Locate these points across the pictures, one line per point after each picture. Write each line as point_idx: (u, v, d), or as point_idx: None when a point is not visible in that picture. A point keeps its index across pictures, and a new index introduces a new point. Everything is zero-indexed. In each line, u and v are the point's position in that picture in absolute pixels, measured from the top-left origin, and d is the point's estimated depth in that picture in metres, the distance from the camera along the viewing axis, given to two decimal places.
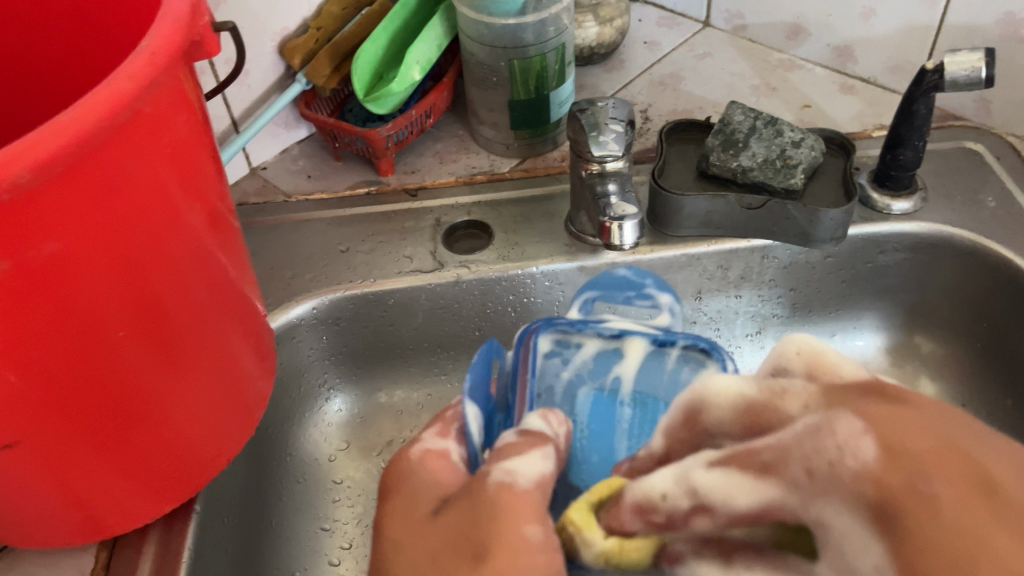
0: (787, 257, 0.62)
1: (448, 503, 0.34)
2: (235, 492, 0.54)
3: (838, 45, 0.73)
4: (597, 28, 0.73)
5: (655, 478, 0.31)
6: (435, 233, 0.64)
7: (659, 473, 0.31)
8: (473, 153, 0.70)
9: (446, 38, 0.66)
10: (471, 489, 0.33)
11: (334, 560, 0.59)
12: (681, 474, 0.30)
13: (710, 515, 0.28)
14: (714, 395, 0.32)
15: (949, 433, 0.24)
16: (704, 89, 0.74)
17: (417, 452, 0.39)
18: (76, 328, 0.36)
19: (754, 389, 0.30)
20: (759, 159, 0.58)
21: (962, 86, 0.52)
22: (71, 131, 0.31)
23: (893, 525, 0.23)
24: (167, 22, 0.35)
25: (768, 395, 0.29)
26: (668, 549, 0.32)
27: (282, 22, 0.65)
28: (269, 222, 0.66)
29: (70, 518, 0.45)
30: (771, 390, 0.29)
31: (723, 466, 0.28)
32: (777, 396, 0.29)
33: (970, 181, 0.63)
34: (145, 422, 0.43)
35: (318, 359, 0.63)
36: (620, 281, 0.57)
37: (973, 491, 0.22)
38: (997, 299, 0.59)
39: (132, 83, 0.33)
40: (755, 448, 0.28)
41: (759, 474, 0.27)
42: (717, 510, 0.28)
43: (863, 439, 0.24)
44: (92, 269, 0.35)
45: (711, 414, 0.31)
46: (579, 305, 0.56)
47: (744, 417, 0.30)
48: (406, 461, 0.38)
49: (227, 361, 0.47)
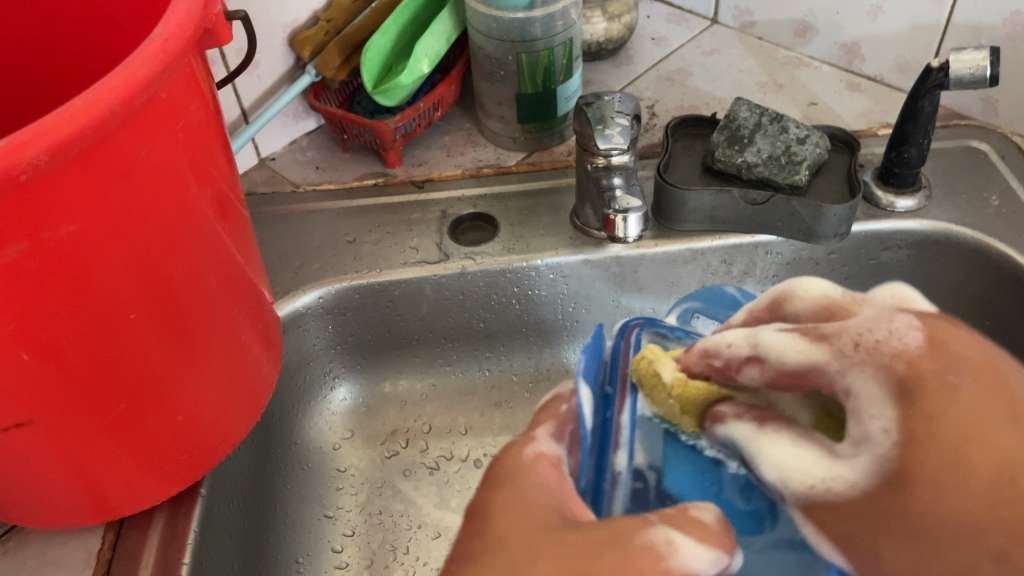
0: (790, 253, 0.63)
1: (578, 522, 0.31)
2: (241, 477, 0.55)
3: (845, 44, 0.73)
4: (605, 24, 0.74)
5: (727, 333, 0.40)
6: (441, 225, 0.64)
7: (732, 330, 0.39)
8: (480, 146, 0.70)
9: (455, 32, 0.67)
10: (614, 525, 0.30)
11: (337, 547, 0.60)
12: (751, 333, 0.38)
13: (759, 365, 0.37)
14: (804, 292, 0.39)
15: (993, 355, 0.29)
16: (711, 84, 0.74)
17: (531, 452, 0.36)
18: (89, 310, 0.37)
19: (838, 294, 0.38)
20: (764, 155, 0.58)
21: (967, 84, 0.52)
22: (87, 115, 0.31)
23: (911, 397, 0.29)
24: (180, 9, 0.36)
25: (849, 301, 0.37)
26: (714, 411, 0.40)
27: (292, 14, 0.66)
28: (277, 212, 0.67)
29: (79, 497, 0.46)
30: (853, 298, 0.37)
31: (788, 331, 0.36)
32: (857, 303, 0.36)
33: (976, 179, 0.63)
34: (155, 404, 0.43)
35: (324, 348, 0.63)
36: (726, 298, 0.57)
37: (995, 390, 0.28)
38: (1000, 297, 0.59)
39: (144, 70, 0.33)
40: (822, 326, 0.35)
41: (815, 340, 0.34)
42: (768, 361, 0.36)
43: (912, 332, 0.31)
44: (106, 251, 0.36)
45: (792, 304, 0.39)
46: (678, 315, 0.56)
47: (822, 310, 0.37)
48: (518, 456, 0.36)
49: (235, 346, 0.48)
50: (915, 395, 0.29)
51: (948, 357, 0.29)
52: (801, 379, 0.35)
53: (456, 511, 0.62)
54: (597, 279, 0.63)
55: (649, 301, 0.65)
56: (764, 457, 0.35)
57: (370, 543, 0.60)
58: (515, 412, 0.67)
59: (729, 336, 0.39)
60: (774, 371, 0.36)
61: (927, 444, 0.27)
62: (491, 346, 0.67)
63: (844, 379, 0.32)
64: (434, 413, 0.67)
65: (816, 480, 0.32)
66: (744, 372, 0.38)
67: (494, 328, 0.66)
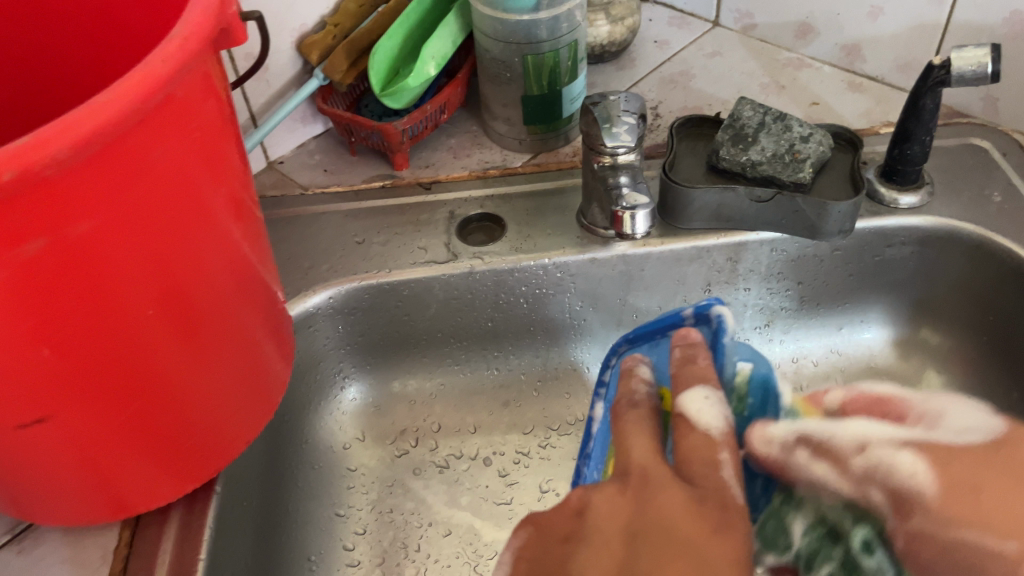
0: (795, 250, 0.63)
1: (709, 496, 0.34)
2: (255, 475, 0.56)
3: (846, 44, 0.74)
4: (608, 27, 0.75)
5: (777, 428, 0.46)
6: (448, 226, 0.65)
7: (778, 428, 0.46)
8: (486, 148, 0.71)
9: (461, 35, 0.67)
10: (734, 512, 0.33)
11: (348, 545, 0.60)
12: (850, 389, 0.47)
13: (861, 390, 0.47)
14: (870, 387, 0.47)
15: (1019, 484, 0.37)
16: (714, 86, 0.75)
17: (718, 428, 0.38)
18: (108, 306, 0.37)
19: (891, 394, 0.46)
20: (768, 153, 0.59)
21: (968, 80, 0.54)
22: (107, 112, 0.32)
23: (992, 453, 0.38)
24: (196, 9, 0.36)
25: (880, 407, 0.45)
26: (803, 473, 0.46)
27: (301, 18, 0.67)
28: (287, 214, 0.67)
29: (96, 495, 0.46)
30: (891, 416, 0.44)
31: (853, 419, 0.44)
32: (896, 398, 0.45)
33: (978, 177, 0.64)
34: (171, 400, 0.44)
35: (334, 349, 0.64)
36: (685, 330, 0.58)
37: (986, 446, 0.39)
38: (1004, 293, 0.60)
39: (163, 68, 0.34)
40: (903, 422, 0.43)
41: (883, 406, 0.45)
42: (862, 389, 0.47)
43: (905, 452, 0.40)
44: (125, 247, 0.37)
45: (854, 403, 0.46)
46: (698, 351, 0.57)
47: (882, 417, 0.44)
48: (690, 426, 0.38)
49: (248, 345, 0.49)
50: (1001, 444, 0.39)
51: (955, 457, 0.39)
52: (873, 405, 0.45)
53: (467, 509, 0.62)
54: (605, 278, 0.64)
55: (655, 299, 0.66)
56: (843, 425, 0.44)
57: (381, 541, 0.61)
58: (524, 412, 0.68)
59: (791, 429, 0.45)
60: (858, 396, 0.46)
61: (975, 475, 0.38)
62: (499, 346, 0.67)
63: (871, 456, 0.41)
64: (443, 413, 0.67)
65: (904, 433, 0.42)
66: (828, 397, 0.48)
67: (503, 328, 0.66)
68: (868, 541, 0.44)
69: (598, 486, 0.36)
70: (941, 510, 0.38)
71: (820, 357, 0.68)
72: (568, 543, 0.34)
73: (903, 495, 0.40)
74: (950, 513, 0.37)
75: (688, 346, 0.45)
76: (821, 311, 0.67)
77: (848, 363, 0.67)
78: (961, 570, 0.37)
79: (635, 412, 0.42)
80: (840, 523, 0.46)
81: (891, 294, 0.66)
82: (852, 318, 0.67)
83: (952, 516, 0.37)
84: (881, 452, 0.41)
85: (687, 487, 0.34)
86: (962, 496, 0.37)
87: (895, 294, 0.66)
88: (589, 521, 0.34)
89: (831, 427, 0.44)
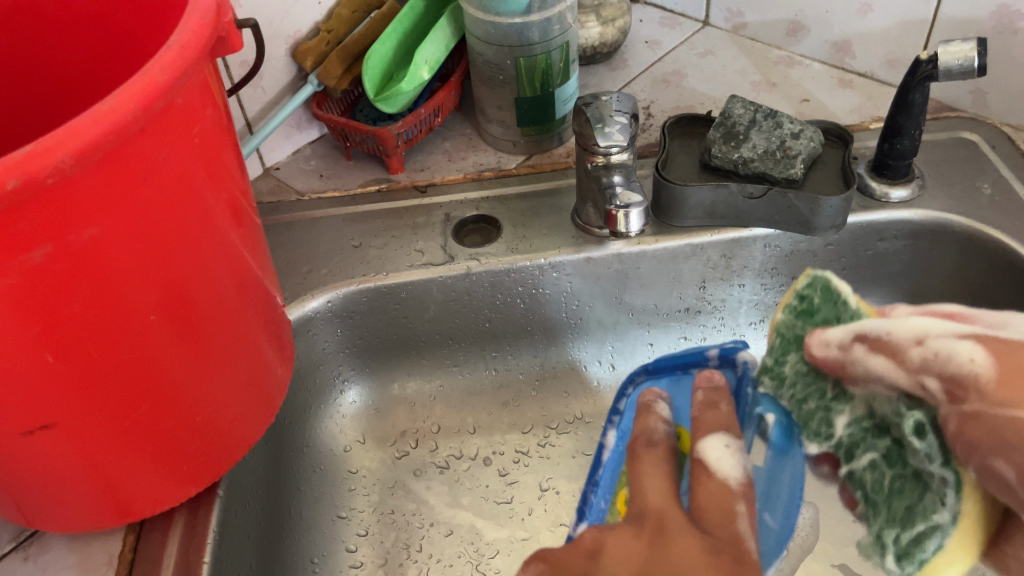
0: (788, 245, 0.63)
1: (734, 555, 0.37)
2: (258, 479, 0.56)
3: (836, 41, 0.75)
4: (599, 28, 0.75)
5: (836, 331, 0.48)
6: (445, 228, 0.66)
7: (838, 330, 0.47)
8: (480, 150, 0.72)
9: (454, 39, 0.68)
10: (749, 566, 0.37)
11: (351, 547, 0.61)
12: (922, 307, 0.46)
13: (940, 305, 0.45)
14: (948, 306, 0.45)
15: None
16: (706, 85, 0.76)
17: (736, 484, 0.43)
18: (112, 312, 0.38)
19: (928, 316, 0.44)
20: (760, 150, 0.60)
21: (955, 74, 0.54)
22: (109, 119, 0.33)
23: None
24: (194, 17, 0.37)
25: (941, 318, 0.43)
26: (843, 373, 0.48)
27: (295, 25, 0.67)
28: (283, 220, 0.68)
29: (102, 501, 0.47)
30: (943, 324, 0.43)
31: (923, 317, 0.44)
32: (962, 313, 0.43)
33: (968, 169, 0.65)
34: (176, 405, 0.44)
35: (334, 352, 0.64)
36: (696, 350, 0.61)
37: None
38: (996, 283, 0.60)
39: (164, 76, 0.35)
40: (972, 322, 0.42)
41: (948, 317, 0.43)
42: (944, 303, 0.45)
43: (969, 344, 0.40)
44: (129, 253, 0.37)
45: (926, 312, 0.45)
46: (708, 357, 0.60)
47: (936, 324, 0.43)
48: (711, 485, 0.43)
49: (250, 349, 0.49)
50: None
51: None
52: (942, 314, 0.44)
53: (468, 509, 0.63)
54: (601, 277, 0.64)
55: (651, 297, 0.66)
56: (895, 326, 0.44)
57: (383, 542, 0.61)
58: (523, 411, 0.68)
59: (839, 333, 0.47)
60: (925, 311, 0.45)
61: None
62: (497, 346, 0.68)
63: (929, 350, 0.41)
64: (443, 414, 0.68)
65: (968, 330, 0.41)
66: (896, 310, 0.47)
67: (500, 328, 0.66)
68: (919, 423, 0.43)
69: (610, 529, 0.39)
70: (997, 391, 0.37)
71: None
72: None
73: (958, 380, 0.39)
74: (1004, 394, 0.37)
75: (710, 390, 0.50)
76: None
77: None
78: (1005, 446, 0.36)
79: (650, 454, 0.47)
80: (891, 413, 0.45)
81: (885, 288, 0.66)
82: None
83: (1009, 396, 0.36)
84: (942, 341, 0.41)
85: (703, 538, 0.38)
86: (1018, 379, 0.37)
87: (889, 288, 0.66)
88: (605, 562, 0.37)
89: (888, 322, 0.45)
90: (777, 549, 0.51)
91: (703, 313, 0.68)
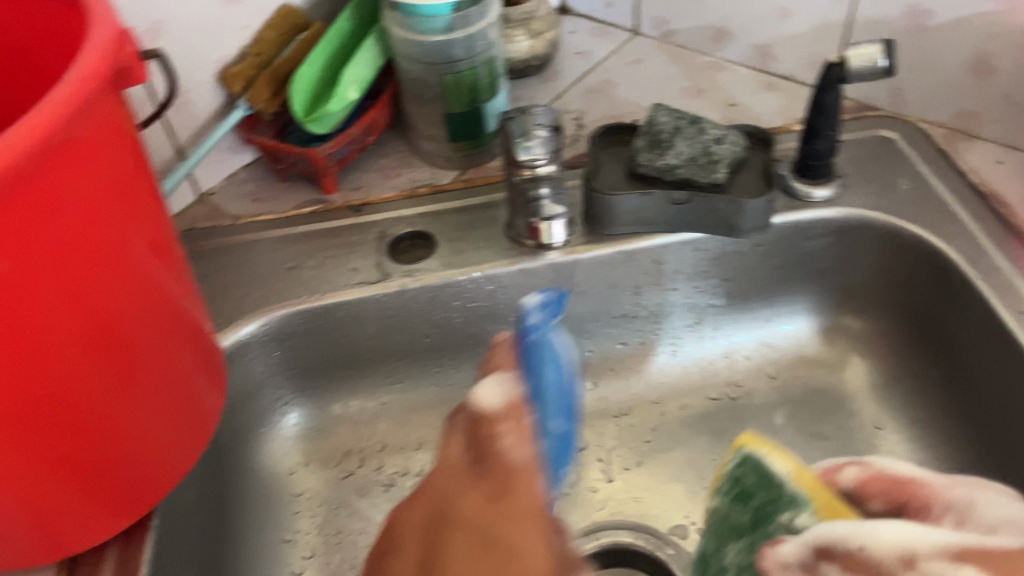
0: (717, 248, 0.65)
1: (503, 492, 0.38)
2: (196, 507, 0.56)
3: (759, 46, 0.76)
4: (528, 41, 0.76)
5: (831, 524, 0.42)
6: (379, 246, 0.66)
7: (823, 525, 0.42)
8: (414, 166, 0.72)
9: (381, 58, 0.69)
10: (524, 493, 0.38)
11: (296, 569, 0.61)
12: (881, 462, 0.46)
13: (871, 464, 0.47)
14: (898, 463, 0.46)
15: None
16: (635, 93, 0.77)
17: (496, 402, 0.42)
18: (27, 350, 0.37)
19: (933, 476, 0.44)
20: (684, 157, 0.61)
21: (866, 76, 0.56)
22: (7, 158, 0.32)
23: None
24: (93, 50, 0.37)
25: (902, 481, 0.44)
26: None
27: (221, 50, 0.67)
28: (217, 245, 0.68)
29: (31, 539, 0.46)
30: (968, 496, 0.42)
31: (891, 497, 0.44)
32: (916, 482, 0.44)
33: (888, 166, 0.66)
34: (101, 438, 0.44)
35: (273, 376, 0.64)
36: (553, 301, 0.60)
37: None
38: (918, 276, 0.62)
39: (60, 111, 0.35)
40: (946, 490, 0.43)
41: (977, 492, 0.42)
42: (878, 462, 0.46)
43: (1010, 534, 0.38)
44: (39, 291, 0.37)
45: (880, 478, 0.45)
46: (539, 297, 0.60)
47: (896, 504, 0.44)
48: (488, 432, 0.41)
49: (179, 376, 0.49)
50: None
51: None
52: (901, 485, 0.44)
53: None
54: (536, 287, 0.65)
55: (588, 305, 0.67)
56: (884, 533, 0.38)
57: (329, 564, 0.61)
58: None
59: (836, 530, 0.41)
60: (875, 475, 0.46)
61: None
62: (438, 361, 0.68)
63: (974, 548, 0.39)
64: (387, 431, 0.68)
65: (999, 517, 0.40)
66: (841, 474, 0.47)
67: (440, 343, 0.67)
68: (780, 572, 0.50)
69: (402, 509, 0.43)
70: None
71: (752, 351, 0.70)
72: (385, 554, 0.41)
73: None
74: None
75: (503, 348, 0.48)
76: (749, 305, 0.69)
77: (779, 354, 0.69)
78: None
79: (461, 417, 0.43)
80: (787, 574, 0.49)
81: (815, 285, 0.68)
82: (779, 310, 0.69)
83: None
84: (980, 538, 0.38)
85: (475, 470, 0.40)
86: None
87: (819, 285, 0.68)
88: (393, 533, 0.42)
89: (852, 530, 0.40)
90: (562, 452, 0.61)
91: (639, 318, 0.69)
